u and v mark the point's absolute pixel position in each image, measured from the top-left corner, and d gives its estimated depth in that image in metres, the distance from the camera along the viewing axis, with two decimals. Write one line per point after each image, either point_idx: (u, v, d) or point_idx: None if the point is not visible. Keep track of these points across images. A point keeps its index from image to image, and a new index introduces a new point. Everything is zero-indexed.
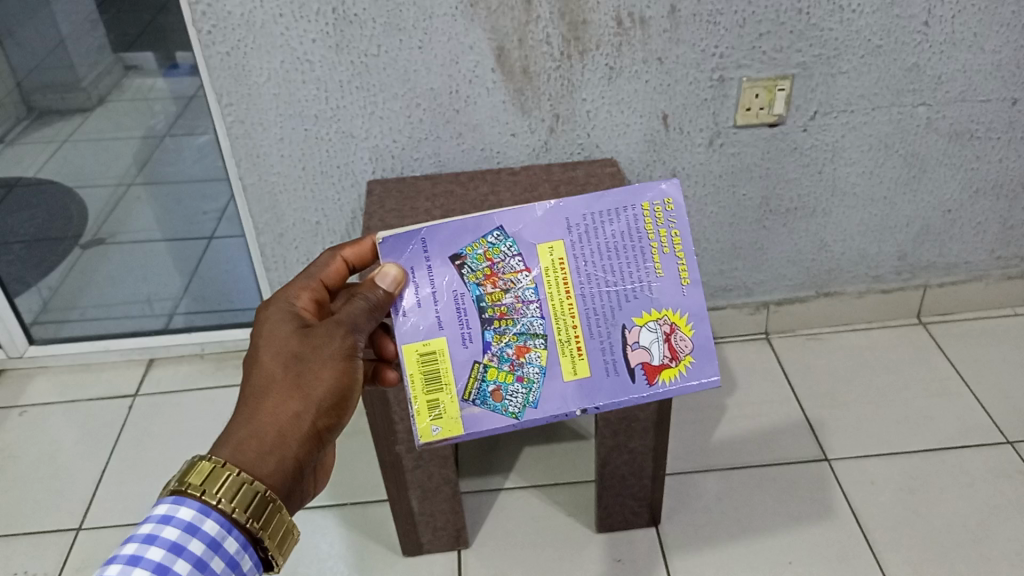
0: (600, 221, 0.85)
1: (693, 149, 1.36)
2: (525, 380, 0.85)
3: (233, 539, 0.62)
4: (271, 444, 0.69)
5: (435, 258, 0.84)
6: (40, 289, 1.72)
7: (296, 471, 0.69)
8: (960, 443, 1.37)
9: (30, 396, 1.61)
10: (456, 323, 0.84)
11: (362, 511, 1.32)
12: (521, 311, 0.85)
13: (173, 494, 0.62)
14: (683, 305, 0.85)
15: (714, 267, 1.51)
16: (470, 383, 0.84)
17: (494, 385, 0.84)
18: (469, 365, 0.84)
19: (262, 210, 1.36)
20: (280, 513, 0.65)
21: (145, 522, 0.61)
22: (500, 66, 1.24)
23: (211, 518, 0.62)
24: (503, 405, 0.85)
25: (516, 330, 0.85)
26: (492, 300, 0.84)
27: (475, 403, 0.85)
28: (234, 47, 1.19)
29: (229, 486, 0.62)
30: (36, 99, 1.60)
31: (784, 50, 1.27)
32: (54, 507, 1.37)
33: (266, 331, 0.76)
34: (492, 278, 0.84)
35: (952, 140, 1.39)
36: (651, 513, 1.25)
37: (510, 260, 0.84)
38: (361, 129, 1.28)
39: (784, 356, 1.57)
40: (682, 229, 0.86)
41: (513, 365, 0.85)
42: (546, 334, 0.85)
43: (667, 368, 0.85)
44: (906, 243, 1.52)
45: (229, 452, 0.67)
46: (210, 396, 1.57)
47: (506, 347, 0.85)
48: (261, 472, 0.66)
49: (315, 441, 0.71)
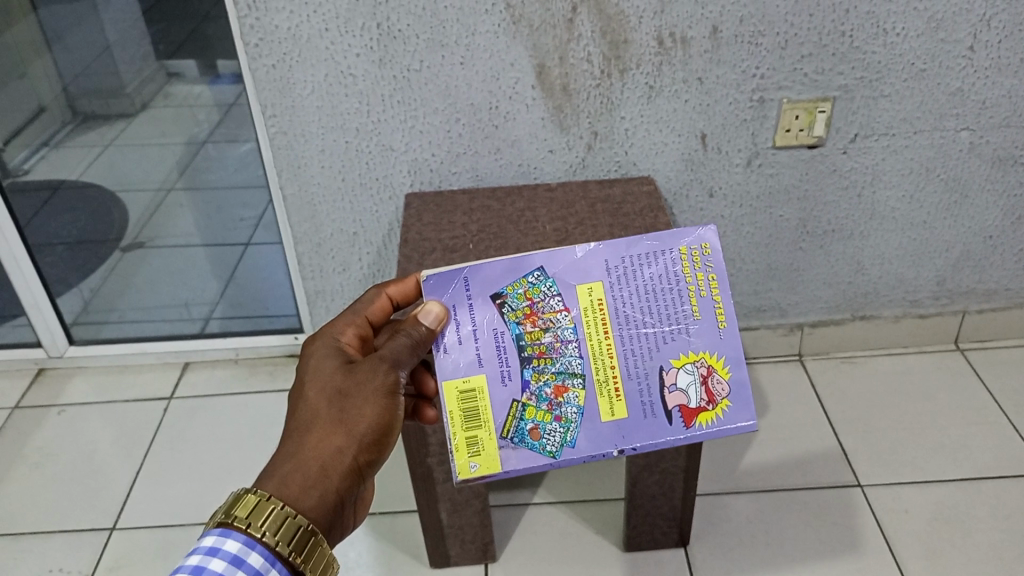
0: (638, 264, 0.87)
1: (730, 169, 1.35)
2: (563, 419, 0.85)
3: (276, 572, 0.63)
4: (313, 478, 0.69)
5: (477, 297, 0.85)
6: (83, 289, 1.75)
7: (336, 506, 0.70)
8: (999, 473, 1.34)
9: (68, 396, 1.63)
10: (496, 361, 0.85)
11: (391, 522, 1.32)
12: (561, 350, 0.85)
13: (222, 523, 0.63)
14: (721, 348, 0.85)
15: (748, 287, 1.51)
16: (508, 421, 0.85)
17: (532, 423, 0.85)
18: (507, 403, 0.85)
19: (301, 219, 1.38)
20: (320, 546, 0.66)
21: (191, 554, 0.62)
22: (540, 83, 1.24)
23: (256, 551, 0.63)
24: (541, 443, 0.85)
25: (555, 369, 0.85)
26: (532, 339, 0.85)
27: (513, 441, 0.85)
28: (280, 60, 1.21)
29: (273, 520, 0.64)
30: (81, 104, 1.71)
31: (825, 72, 1.26)
32: (90, 506, 1.39)
33: (312, 367, 0.77)
34: (531, 317, 0.85)
35: (996, 166, 1.38)
36: (680, 534, 1.24)
37: (549, 300, 0.86)
38: (401, 143, 1.30)
39: (818, 379, 1.55)
40: (718, 273, 0.87)
41: (551, 404, 0.85)
42: (584, 372, 0.85)
43: (704, 411, 0.85)
44: (945, 269, 1.50)
45: (274, 485, 0.68)
46: (243, 401, 1.59)
47: (545, 386, 0.85)
48: (303, 507, 0.67)
49: (356, 476, 0.72)
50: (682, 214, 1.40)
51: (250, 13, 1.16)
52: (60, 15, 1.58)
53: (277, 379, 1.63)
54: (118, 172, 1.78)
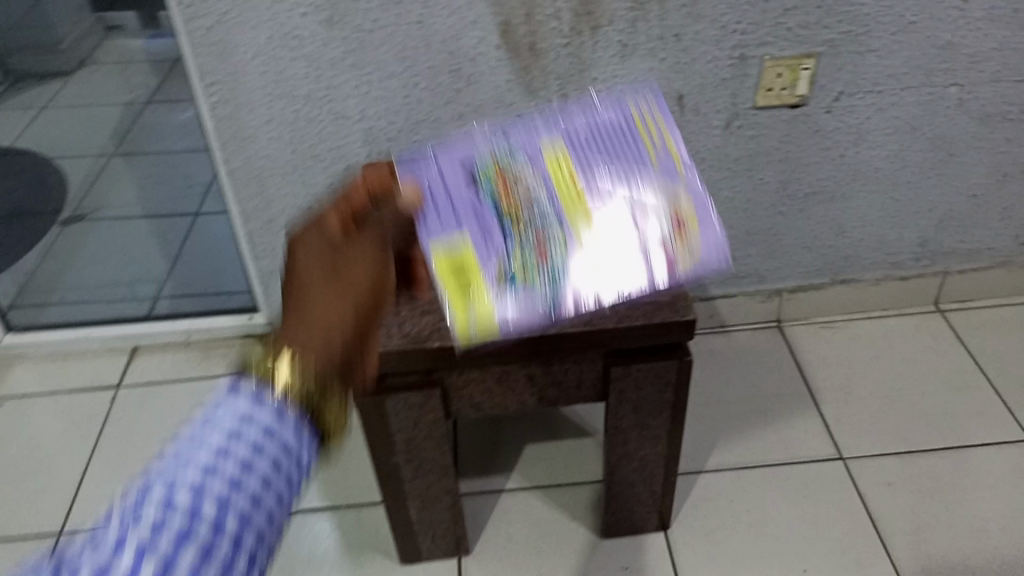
0: (595, 121, 1.00)
1: (709, 131, 1.27)
2: (548, 261, 0.86)
3: (299, 424, 0.47)
4: (328, 280, 0.51)
5: (451, 176, 0.95)
6: (15, 274, 1.65)
7: (366, 350, 0.51)
8: (982, 440, 1.31)
9: (7, 386, 1.52)
10: (478, 225, 0.89)
11: (357, 516, 1.26)
12: (535, 207, 0.91)
13: (234, 372, 0.49)
14: (681, 183, 0.91)
15: (726, 253, 1.44)
16: (499, 274, 0.84)
17: (522, 273, 0.84)
18: (494, 258, 0.86)
19: (249, 195, 1.27)
20: (345, 396, 0.49)
21: (202, 403, 0.47)
22: (505, 43, 1.14)
23: (273, 397, 0.46)
24: (530, 284, 0.84)
25: (534, 224, 0.89)
26: (509, 204, 0.91)
27: (508, 292, 0.83)
28: (216, 22, 1.09)
29: (303, 355, 0.47)
30: (13, 64, 1.79)
31: (810, 27, 1.18)
32: (35, 508, 1.30)
33: (287, 243, 0.56)
34: (506, 190, 0.93)
35: (983, 123, 1.31)
36: (660, 519, 1.19)
37: (519, 170, 0.95)
38: (355, 110, 1.19)
39: (796, 345, 1.50)
40: (666, 121, 1.01)
41: (537, 255, 0.86)
42: (558, 232, 0.88)
43: (681, 231, 0.86)
44: (928, 230, 1.45)
45: (290, 309, 0.49)
46: (195, 388, 1.49)
47: (527, 241, 0.88)
48: (331, 312, 0.49)
49: (382, 312, 0.54)
50: None
51: None
52: None
53: (232, 362, 1.54)
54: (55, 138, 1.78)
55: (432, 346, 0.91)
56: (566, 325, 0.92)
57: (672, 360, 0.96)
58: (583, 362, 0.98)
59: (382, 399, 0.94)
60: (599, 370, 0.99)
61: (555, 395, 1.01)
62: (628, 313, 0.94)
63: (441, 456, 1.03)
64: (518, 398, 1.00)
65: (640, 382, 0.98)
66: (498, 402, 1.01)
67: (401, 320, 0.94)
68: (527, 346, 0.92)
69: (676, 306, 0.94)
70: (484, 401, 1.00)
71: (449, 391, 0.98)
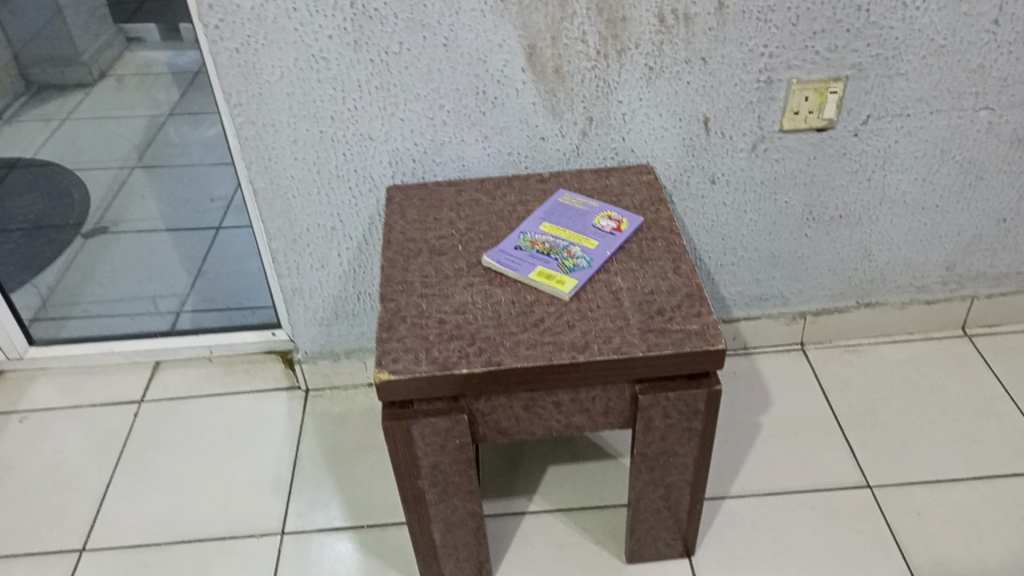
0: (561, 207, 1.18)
1: (734, 154, 1.26)
2: (577, 255, 1.06)
3: None
4: None
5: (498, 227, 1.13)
6: (39, 288, 1.66)
7: None
8: (1011, 470, 1.29)
9: (29, 400, 1.52)
10: (538, 255, 1.06)
11: (380, 536, 1.26)
12: (554, 242, 1.08)
13: None
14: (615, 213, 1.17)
15: (750, 275, 1.43)
16: (567, 264, 1.04)
17: (571, 261, 1.04)
18: (560, 261, 1.04)
19: (274, 215, 1.27)
20: None
21: None
22: (531, 66, 1.15)
23: None
24: (576, 266, 1.04)
25: (558, 247, 1.07)
26: (541, 246, 1.07)
27: (572, 271, 1.03)
28: (243, 44, 1.09)
29: None
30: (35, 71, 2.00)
31: (838, 50, 1.17)
32: (57, 525, 1.30)
33: None
34: (536, 242, 1.08)
35: (1014, 146, 1.30)
36: (685, 546, 1.18)
37: (537, 238, 1.09)
38: (380, 131, 1.19)
39: (821, 369, 1.49)
40: None
41: (570, 254, 1.06)
42: (568, 242, 1.08)
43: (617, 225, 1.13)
44: (955, 253, 1.44)
45: None
46: (219, 404, 1.49)
47: (563, 251, 1.06)
48: None
49: None
50: (682, 203, 1.32)
51: None
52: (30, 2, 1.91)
53: (254, 379, 1.53)
54: (82, 144, 1.94)
55: (460, 372, 0.91)
56: (592, 353, 0.92)
57: (701, 389, 0.95)
58: (611, 389, 0.96)
59: (409, 424, 0.94)
60: (627, 397, 0.97)
61: (582, 422, 0.99)
62: (657, 340, 0.93)
63: (465, 482, 1.02)
64: (544, 424, 0.99)
65: (668, 411, 0.97)
66: (524, 428, 0.99)
67: (429, 345, 0.94)
68: (554, 373, 0.92)
69: (705, 335, 0.93)
70: (511, 427, 0.99)
71: (475, 417, 0.97)
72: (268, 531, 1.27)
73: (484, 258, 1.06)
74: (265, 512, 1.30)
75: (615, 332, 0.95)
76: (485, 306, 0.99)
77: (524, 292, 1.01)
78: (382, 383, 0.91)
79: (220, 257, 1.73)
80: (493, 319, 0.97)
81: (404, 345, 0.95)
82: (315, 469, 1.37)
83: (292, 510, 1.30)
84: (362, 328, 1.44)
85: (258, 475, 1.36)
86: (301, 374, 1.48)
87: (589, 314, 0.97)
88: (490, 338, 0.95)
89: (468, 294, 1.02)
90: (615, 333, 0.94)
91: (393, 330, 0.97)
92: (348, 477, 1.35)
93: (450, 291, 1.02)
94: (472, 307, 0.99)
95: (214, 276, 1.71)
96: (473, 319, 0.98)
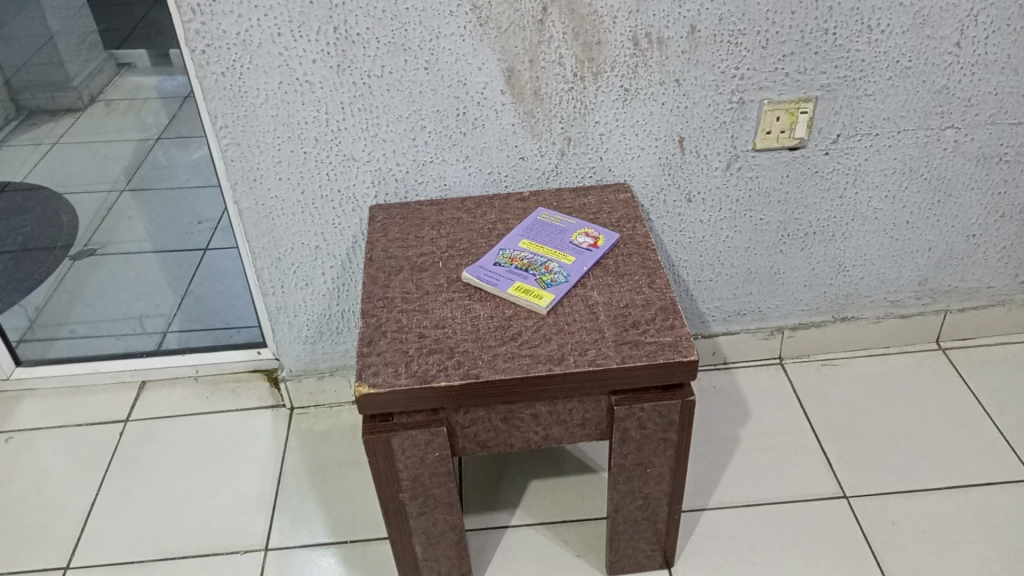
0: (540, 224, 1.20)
1: (709, 173, 1.30)
2: (554, 271, 1.08)
3: None
4: None
5: (477, 244, 1.16)
6: (26, 309, 1.69)
7: None
8: (984, 480, 1.31)
9: (16, 421, 1.53)
10: (517, 271, 1.08)
11: (363, 550, 1.27)
12: (533, 259, 1.11)
13: None
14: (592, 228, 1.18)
15: (728, 291, 1.46)
16: (545, 280, 1.06)
17: (549, 277, 1.07)
18: (538, 277, 1.07)
19: (259, 234, 1.29)
20: None
21: None
22: (509, 88, 1.18)
23: None
24: (553, 281, 1.06)
25: (536, 263, 1.10)
26: (519, 263, 1.10)
27: (550, 286, 1.05)
28: (229, 68, 1.12)
29: None
30: (25, 99, 1.95)
31: (807, 72, 1.21)
32: (41, 543, 1.30)
33: None
34: (515, 259, 1.11)
35: (980, 164, 1.34)
36: (664, 556, 1.19)
37: (517, 255, 1.11)
38: (363, 152, 1.22)
39: (799, 383, 1.51)
40: None
41: (548, 270, 1.08)
42: (546, 259, 1.11)
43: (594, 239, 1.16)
44: (927, 268, 1.47)
45: None
46: (204, 422, 1.51)
47: (541, 268, 1.09)
48: None
49: None
50: (659, 220, 1.35)
51: (195, 17, 1.07)
52: (17, 32, 1.84)
53: (240, 397, 1.55)
54: (70, 168, 1.97)
55: (439, 385, 0.93)
56: (568, 365, 0.94)
57: (676, 400, 0.98)
58: (587, 401, 0.98)
59: (389, 436, 0.96)
60: (604, 409, 1.00)
61: (559, 434, 1.01)
62: (631, 352, 0.96)
63: (446, 494, 1.04)
64: (522, 436, 1.01)
65: (644, 422, 0.99)
66: (503, 440, 1.01)
67: (409, 359, 0.97)
68: (531, 385, 0.94)
69: (678, 347, 0.96)
70: (490, 439, 1.01)
71: (454, 429, 0.99)
72: (251, 547, 1.28)
73: (463, 274, 1.08)
74: (250, 528, 1.31)
75: (591, 345, 0.97)
76: (464, 321, 1.02)
77: (502, 307, 1.04)
78: (362, 397, 0.93)
79: (207, 277, 1.75)
80: (471, 333, 1.00)
81: (384, 360, 0.97)
82: (299, 485, 1.38)
83: (276, 526, 1.31)
84: (347, 346, 1.45)
85: (243, 492, 1.37)
86: (287, 393, 1.50)
87: (566, 328, 1.00)
88: (469, 351, 0.97)
89: (448, 309, 1.04)
90: (591, 346, 0.97)
91: (374, 345, 0.99)
92: (331, 493, 1.36)
93: (429, 306, 1.05)
94: (451, 322, 1.02)
95: (201, 296, 1.73)
96: (452, 333, 1.00)
